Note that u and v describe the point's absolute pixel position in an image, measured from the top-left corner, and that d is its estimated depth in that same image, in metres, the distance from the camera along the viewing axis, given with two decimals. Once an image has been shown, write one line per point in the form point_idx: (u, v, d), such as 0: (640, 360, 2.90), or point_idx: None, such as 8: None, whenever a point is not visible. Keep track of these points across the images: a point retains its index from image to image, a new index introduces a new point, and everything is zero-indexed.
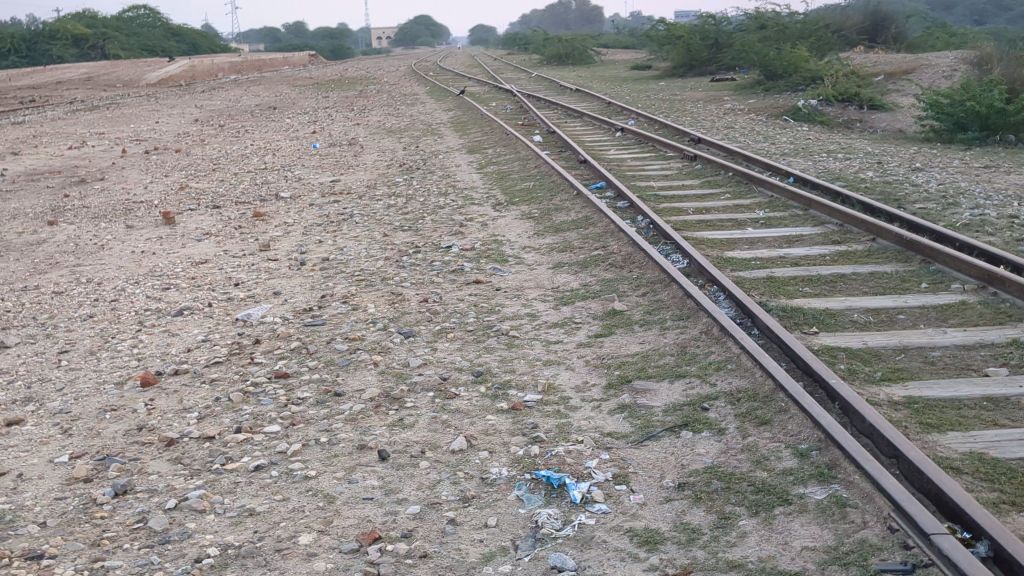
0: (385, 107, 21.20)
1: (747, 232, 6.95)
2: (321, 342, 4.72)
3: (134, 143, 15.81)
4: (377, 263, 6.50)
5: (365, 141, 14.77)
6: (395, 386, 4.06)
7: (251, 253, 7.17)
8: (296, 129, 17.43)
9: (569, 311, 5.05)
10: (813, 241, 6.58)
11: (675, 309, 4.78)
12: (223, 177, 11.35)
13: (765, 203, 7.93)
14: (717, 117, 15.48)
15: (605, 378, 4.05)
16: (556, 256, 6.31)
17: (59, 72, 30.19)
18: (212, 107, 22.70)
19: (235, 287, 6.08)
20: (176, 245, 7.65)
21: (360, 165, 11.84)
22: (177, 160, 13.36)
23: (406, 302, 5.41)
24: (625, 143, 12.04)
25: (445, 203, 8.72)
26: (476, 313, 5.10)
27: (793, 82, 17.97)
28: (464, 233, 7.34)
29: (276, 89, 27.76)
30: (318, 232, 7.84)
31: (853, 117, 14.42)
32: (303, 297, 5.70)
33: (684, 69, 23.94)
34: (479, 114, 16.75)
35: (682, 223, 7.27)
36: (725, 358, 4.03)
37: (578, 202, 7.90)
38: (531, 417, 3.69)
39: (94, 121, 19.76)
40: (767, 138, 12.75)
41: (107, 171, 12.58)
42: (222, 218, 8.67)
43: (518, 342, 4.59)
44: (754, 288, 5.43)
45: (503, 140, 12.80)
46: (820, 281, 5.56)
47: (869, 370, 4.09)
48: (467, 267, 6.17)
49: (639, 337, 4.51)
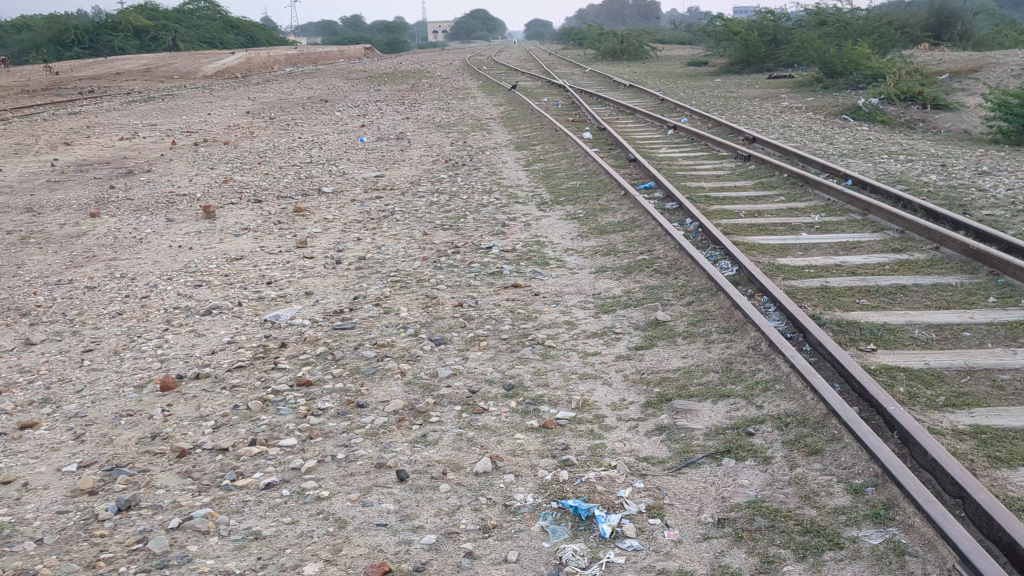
0: (437, 101, 21.07)
1: (801, 237, 6.62)
2: (348, 348, 4.52)
3: (185, 135, 15.86)
4: (414, 263, 6.30)
5: (413, 135, 14.62)
6: (421, 398, 3.84)
7: (288, 250, 7.02)
8: (345, 121, 17.35)
9: (610, 320, 4.79)
10: (872, 249, 6.23)
11: (722, 321, 4.50)
12: (268, 171, 11.26)
13: (821, 206, 7.59)
14: (774, 115, 15.05)
15: (644, 395, 3.79)
16: (600, 260, 6.06)
17: (118, 64, 30.57)
18: (265, 99, 22.77)
19: (267, 286, 5.93)
20: (214, 240, 7.53)
21: (406, 161, 11.68)
22: (224, 152, 13.34)
23: (441, 306, 5.19)
24: (676, 142, 11.72)
25: (489, 201, 8.50)
26: (511, 320, 4.87)
27: (854, 80, 17.43)
28: (505, 233, 7.11)
29: (329, 81, 27.80)
30: (357, 229, 7.67)
31: (916, 117, 13.91)
32: (335, 299, 5.53)
33: (741, 66, 23.45)
34: (529, 110, 16.49)
35: (733, 227, 6.97)
36: (773, 377, 3.75)
37: (626, 202, 7.63)
38: (562, 437, 3.44)
39: (148, 112, 19.92)
40: (825, 138, 12.32)
41: (155, 163, 12.59)
42: (262, 213, 8.56)
43: (554, 353, 4.35)
44: (807, 298, 5.12)
45: (552, 137, 12.55)
46: (879, 292, 5.23)
47: (932, 395, 3.77)
48: (507, 269, 5.94)
49: (681, 351, 4.24)
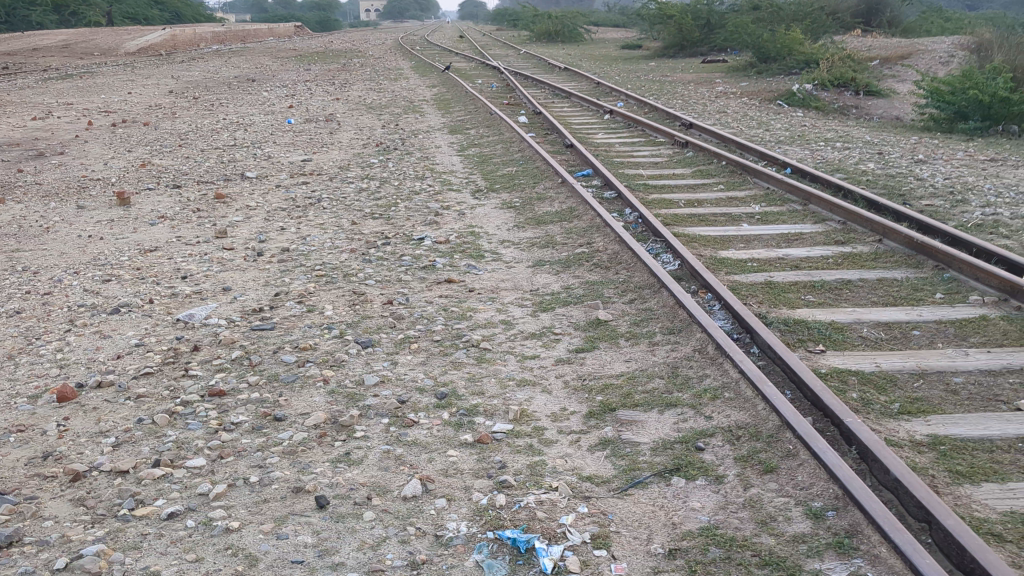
0: (368, 82, 20.55)
1: (742, 229, 6.44)
2: (267, 352, 4.19)
3: (102, 115, 15.15)
4: (341, 256, 5.97)
5: (343, 117, 14.17)
6: (345, 410, 3.54)
7: (207, 240, 6.62)
8: (272, 102, 16.80)
9: (548, 319, 4.53)
10: (814, 241, 6.08)
11: (666, 321, 4.28)
12: (189, 154, 10.74)
13: (761, 196, 7.43)
14: (709, 100, 14.94)
15: (585, 405, 3.54)
16: (537, 253, 5.80)
17: (33, 38, 29.29)
18: (189, 78, 21.96)
19: (182, 281, 5.53)
20: (127, 229, 7.08)
21: (335, 144, 11.26)
22: (144, 134, 12.74)
23: (368, 304, 4.88)
24: (613, 127, 11.52)
25: (421, 187, 8.18)
26: (443, 319, 4.58)
27: (788, 65, 17.41)
28: (438, 223, 6.80)
29: (257, 60, 27.01)
30: (282, 218, 7.28)
31: (849, 103, 13.92)
32: (255, 295, 5.17)
33: (675, 50, 23.36)
34: (463, 93, 16.13)
35: (673, 217, 6.77)
36: (722, 385, 3.53)
37: (562, 191, 7.38)
38: (498, 453, 3.17)
39: (64, 90, 19.06)
40: (761, 124, 12.23)
41: (68, 145, 11.95)
42: (181, 200, 8.11)
43: (489, 357, 4.07)
44: (752, 294, 4.92)
45: (486, 120, 12.24)
46: (825, 288, 5.06)
47: (886, 401, 3.59)
48: (439, 263, 5.64)
49: (624, 354, 3.99)
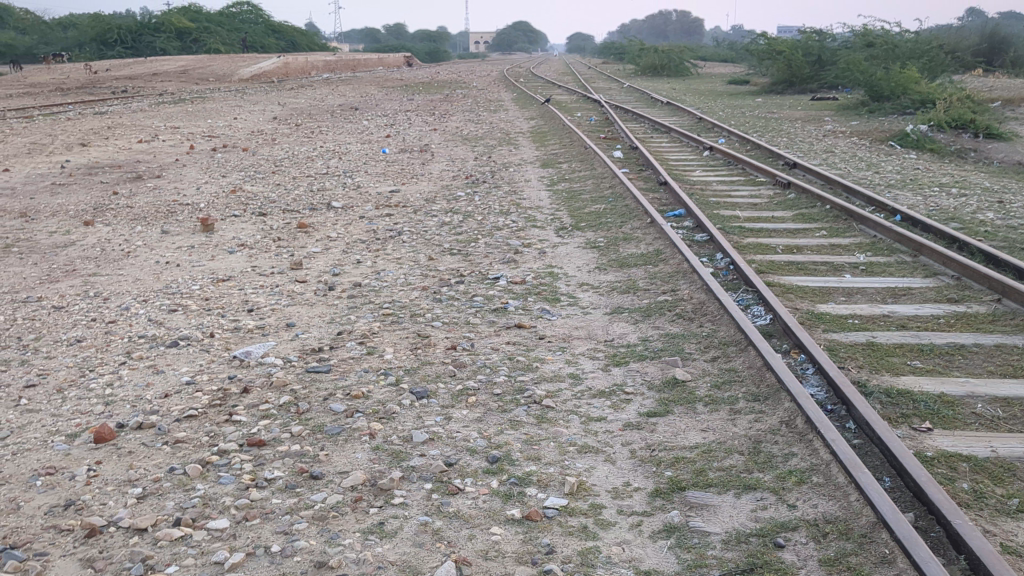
0: (467, 113, 20.53)
1: (843, 280, 5.96)
2: (316, 398, 3.93)
3: (205, 139, 15.44)
4: (412, 294, 5.71)
5: (438, 148, 14.08)
6: (386, 470, 3.24)
7: (281, 272, 6.47)
8: (371, 131, 16.90)
9: (620, 375, 4.16)
10: (924, 297, 5.55)
11: (751, 386, 3.87)
12: (280, 181, 10.74)
13: (867, 244, 6.92)
14: (816, 139, 14.32)
15: (653, 481, 3.16)
16: (617, 298, 5.44)
17: (155, 64, 30.47)
18: (294, 105, 22.37)
19: (247, 315, 5.37)
20: (205, 257, 7.00)
21: (426, 175, 11.12)
22: (241, 160, 12.86)
23: (431, 349, 4.59)
24: (712, 164, 11.09)
25: (505, 223, 7.92)
26: (507, 370, 4.26)
27: (902, 104, 16.62)
28: (517, 261, 6.51)
29: (363, 89, 27.42)
30: (360, 250, 7.10)
31: (966, 146, 13.13)
32: (317, 333, 4.95)
33: (783, 86, 22.70)
34: (560, 125, 15.88)
35: (768, 264, 6.32)
36: (810, 467, 3.11)
37: (650, 231, 7.01)
38: (547, 535, 2.83)
39: (175, 114, 19.61)
40: (871, 165, 11.60)
41: (167, 168, 12.13)
42: (263, 228, 8.03)
43: (551, 417, 3.72)
44: (851, 357, 4.45)
45: (580, 154, 11.96)
46: (934, 352, 4.56)
47: (1003, 494, 3.10)
48: (512, 306, 5.33)
49: (700, 422, 3.60)
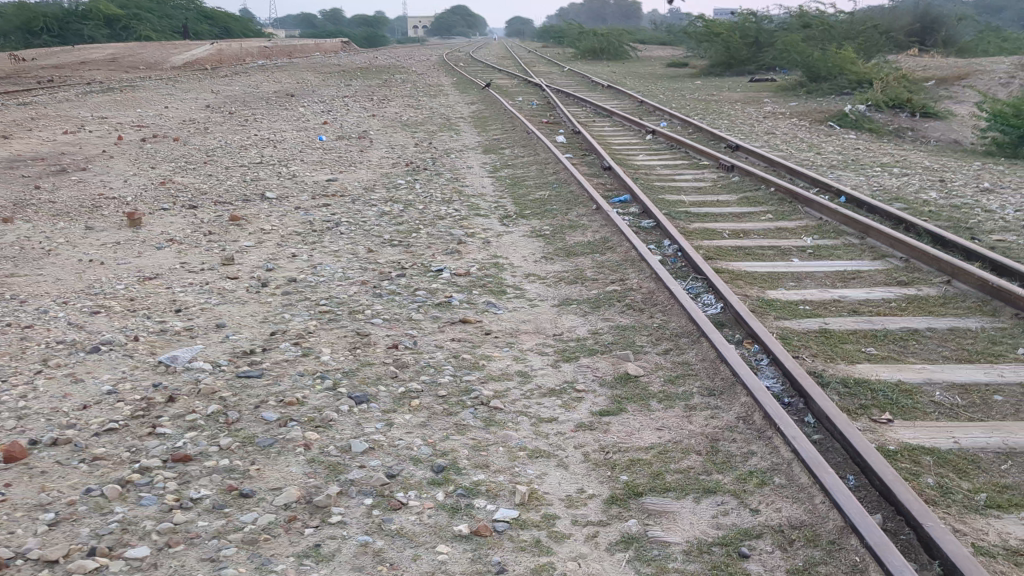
0: (406, 98, 20.16)
1: (792, 264, 5.85)
2: (248, 406, 3.68)
3: (133, 130, 14.89)
4: (351, 289, 5.46)
5: (376, 135, 13.75)
6: (322, 486, 3.01)
7: (212, 268, 6.16)
8: (307, 118, 16.48)
9: (570, 371, 3.98)
10: (874, 280, 5.45)
11: (705, 380, 3.71)
12: (212, 172, 10.36)
13: (814, 227, 6.83)
14: (757, 121, 14.30)
15: (608, 486, 2.98)
16: (564, 289, 5.26)
17: (82, 52, 29.46)
18: (228, 93, 21.75)
19: (174, 316, 5.07)
20: (131, 254, 6.66)
21: (364, 163, 10.82)
22: (172, 150, 12.41)
23: (370, 349, 4.36)
24: (654, 148, 10.96)
25: (447, 212, 7.68)
26: (451, 369, 4.05)
27: (839, 85, 16.70)
28: (460, 252, 6.29)
29: (299, 75, 26.81)
30: (295, 244, 6.81)
31: (904, 126, 13.20)
32: (249, 334, 4.68)
33: (722, 68, 22.71)
34: (501, 110, 15.65)
35: (716, 250, 6.20)
36: (771, 468, 2.96)
37: (596, 218, 6.84)
38: (497, 552, 2.63)
39: (102, 104, 18.92)
40: (812, 147, 11.59)
41: (93, 160, 11.65)
42: (194, 222, 7.69)
43: (499, 419, 3.53)
44: (805, 345, 4.32)
45: (522, 140, 11.75)
46: (888, 338, 4.45)
47: (969, 490, 2.98)
48: (455, 300, 5.12)
49: (654, 420, 3.42)
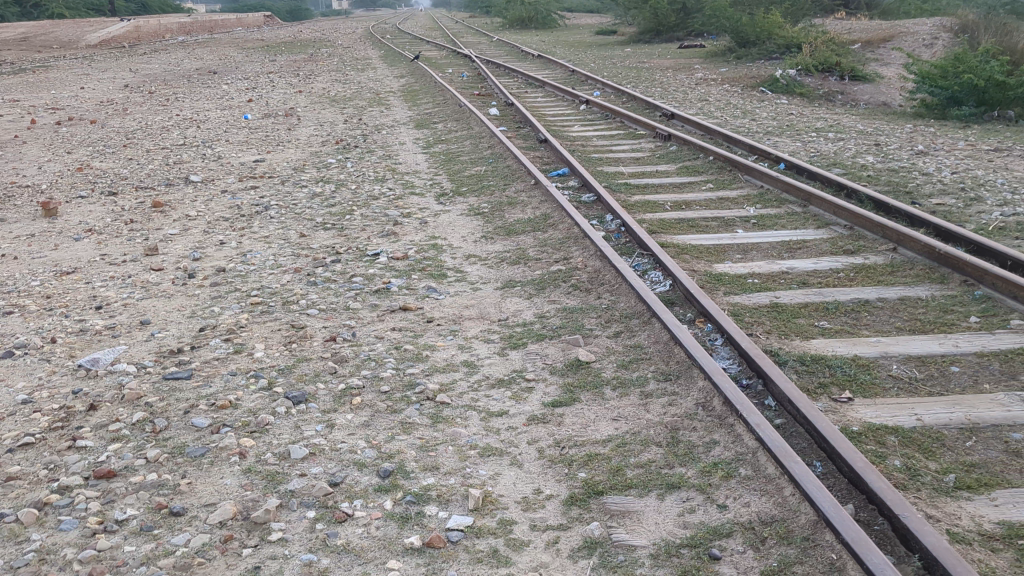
0: (333, 73, 19.67)
1: (737, 236, 5.74)
2: (177, 413, 3.43)
3: (47, 112, 14.25)
4: (283, 278, 5.21)
5: (304, 112, 13.36)
6: (261, 499, 2.79)
7: (134, 259, 5.83)
8: (231, 96, 15.96)
9: (518, 360, 3.80)
10: (820, 250, 5.37)
11: (659, 364, 3.57)
12: (132, 155, 9.91)
13: (755, 196, 6.74)
14: (689, 88, 14.22)
15: (567, 484, 2.82)
16: (506, 270, 5.07)
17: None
18: (147, 71, 21.01)
19: (95, 314, 4.77)
20: (46, 247, 6.29)
21: (292, 142, 10.46)
22: (88, 133, 11.88)
23: (307, 342, 4.13)
24: (589, 118, 10.81)
25: (381, 191, 7.43)
26: (394, 362, 3.84)
27: (768, 49, 16.71)
28: (396, 233, 6.07)
29: (221, 51, 26.01)
30: (223, 230, 6.51)
31: (834, 89, 13.25)
32: (176, 331, 4.41)
33: (651, 35, 22.61)
34: (431, 83, 15.33)
35: (659, 223, 6.07)
36: (736, 458, 2.82)
37: (535, 193, 6.66)
38: (452, 565, 2.45)
39: (14, 86, 18.09)
40: (746, 113, 11.54)
41: (4, 146, 11.08)
42: (114, 210, 7.31)
43: (446, 415, 3.34)
44: (757, 321, 4.21)
45: (455, 113, 11.50)
46: (840, 310, 4.36)
47: (937, 470, 2.89)
48: (394, 286, 4.90)
49: (610, 410, 3.27)
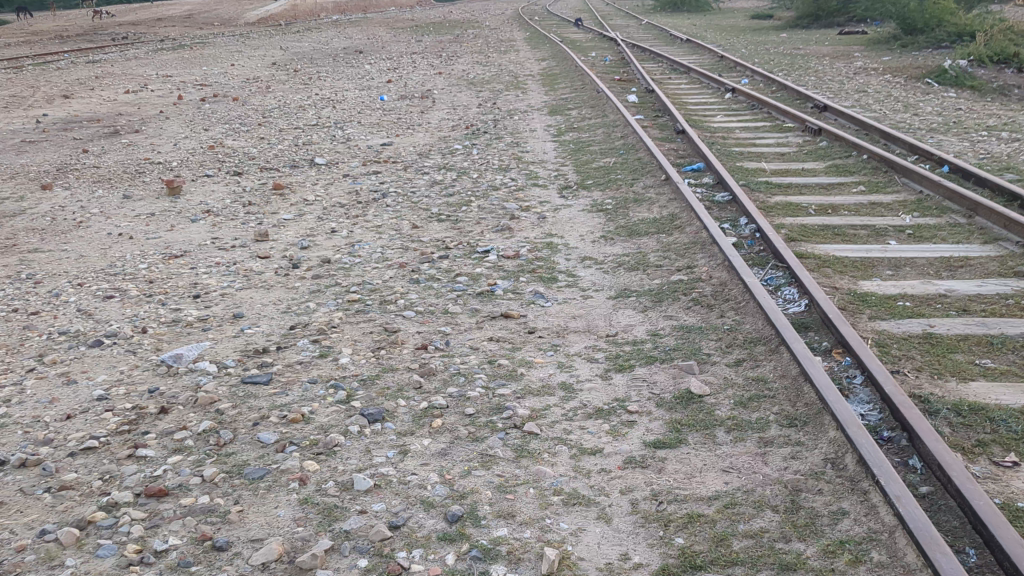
0: (476, 55, 19.47)
1: (888, 248, 5.12)
2: (247, 425, 3.17)
3: (195, 89, 14.58)
4: (386, 273, 4.93)
5: (440, 94, 13.18)
6: (312, 539, 2.49)
7: (242, 245, 5.70)
8: (372, 76, 15.99)
9: (623, 386, 3.38)
10: (986, 269, 4.70)
11: (785, 405, 3.07)
12: (264, 135, 9.94)
13: (912, 202, 6.06)
14: (845, 77, 13.30)
15: (661, 552, 2.39)
16: (623, 277, 4.64)
17: (160, 10, 29.48)
18: (296, 49, 21.38)
19: (192, 303, 4.61)
20: (163, 228, 6.24)
21: (423, 125, 10.26)
22: (229, 110, 12.05)
23: (396, 350, 3.82)
24: (733, 107, 10.17)
25: (503, 181, 7.10)
26: (484, 380, 3.48)
27: (936, 38, 15.48)
28: (512, 229, 5.72)
29: (370, 31, 26.26)
30: (336, 217, 6.31)
31: (1010, 82, 12.07)
32: (266, 327, 4.19)
33: (809, 20, 21.40)
34: (573, 66, 14.90)
35: (799, 230, 5.50)
36: (867, 538, 2.34)
37: (664, 190, 6.18)
38: None
39: (170, 61, 18.69)
40: (908, 107, 10.61)
41: (148, 121, 11.35)
42: (236, 191, 7.25)
43: (533, 449, 2.96)
44: (906, 355, 3.64)
45: (591, 99, 11.06)
46: (1008, 345, 3.74)
47: None
48: (499, 289, 4.54)
49: (722, 459, 2.81)
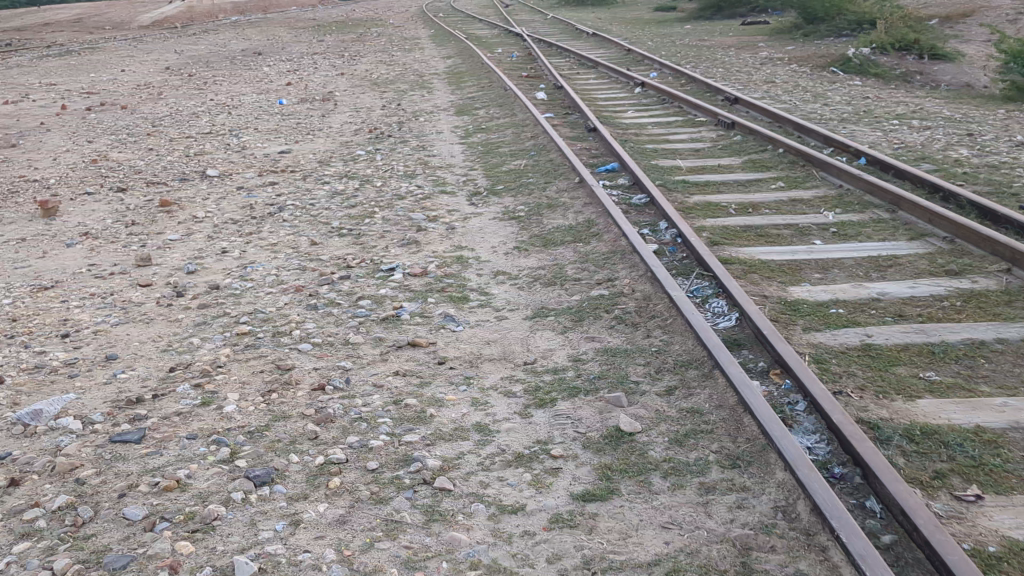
0: (379, 54, 18.92)
1: (814, 249, 4.88)
2: (111, 498, 2.72)
3: (81, 97, 13.73)
4: (280, 299, 4.49)
5: (342, 96, 12.66)
6: None
7: (122, 272, 5.17)
8: (270, 79, 15.32)
9: (545, 425, 3.02)
10: (916, 268, 4.50)
11: (726, 442, 2.76)
12: (153, 146, 9.30)
13: (833, 197, 5.85)
14: (752, 68, 13.20)
15: None
16: (541, 293, 4.30)
17: (48, 14, 28.05)
18: (191, 53, 20.48)
19: (59, 344, 4.09)
20: (32, 255, 5.65)
21: (324, 130, 9.77)
22: (116, 120, 11.34)
23: (290, 392, 3.40)
24: (644, 102, 9.94)
25: (409, 189, 6.70)
26: (389, 425, 3.09)
27: (837, 26, 15.57)
28: (419, 242, 5.33)
29: (270, 31, 25.41)
30: (228, 235, 5.81)
31: (912, 69, 12.14)
32: (142, 370, 3.71)
33: (711, 12, 21.41)
34: (479, 64, 14.53)
35: (721, 232, 5.24)
36: None
37: (578, 194, 5.86)
38: None
39: (55, 69, 17.68)
40: (817, 96, 10.53)
41: (27, 134, 10.59)
42: (118, 210, 6.67)
43: (444, 510, 2.58)
44: (847, 371, 3.37)
45: (499, 97, 10.72)
46: (950, 354, 3.50)
47: None
48: (405, 313, 4.15)
49: (662, 512, 2.48)
